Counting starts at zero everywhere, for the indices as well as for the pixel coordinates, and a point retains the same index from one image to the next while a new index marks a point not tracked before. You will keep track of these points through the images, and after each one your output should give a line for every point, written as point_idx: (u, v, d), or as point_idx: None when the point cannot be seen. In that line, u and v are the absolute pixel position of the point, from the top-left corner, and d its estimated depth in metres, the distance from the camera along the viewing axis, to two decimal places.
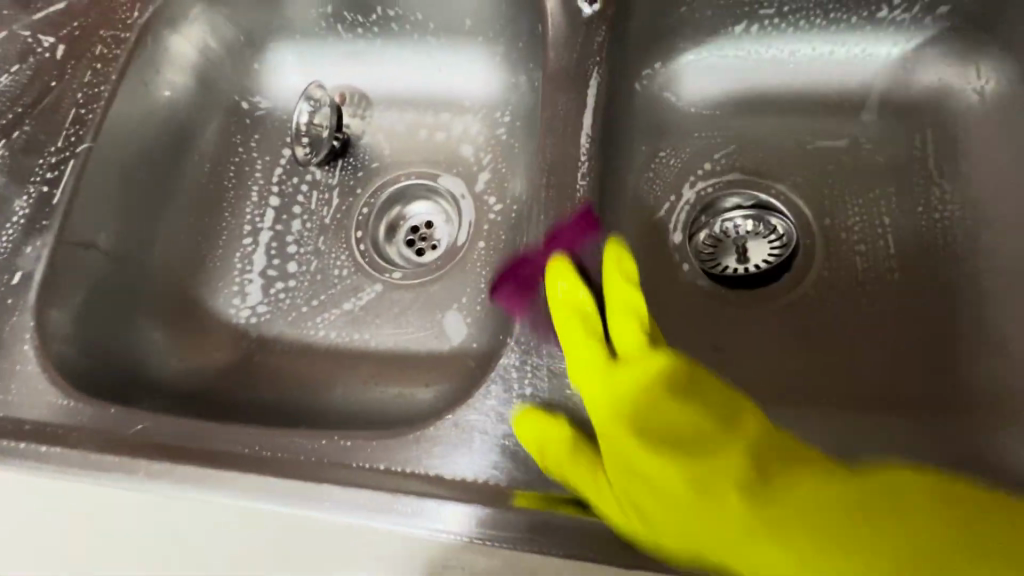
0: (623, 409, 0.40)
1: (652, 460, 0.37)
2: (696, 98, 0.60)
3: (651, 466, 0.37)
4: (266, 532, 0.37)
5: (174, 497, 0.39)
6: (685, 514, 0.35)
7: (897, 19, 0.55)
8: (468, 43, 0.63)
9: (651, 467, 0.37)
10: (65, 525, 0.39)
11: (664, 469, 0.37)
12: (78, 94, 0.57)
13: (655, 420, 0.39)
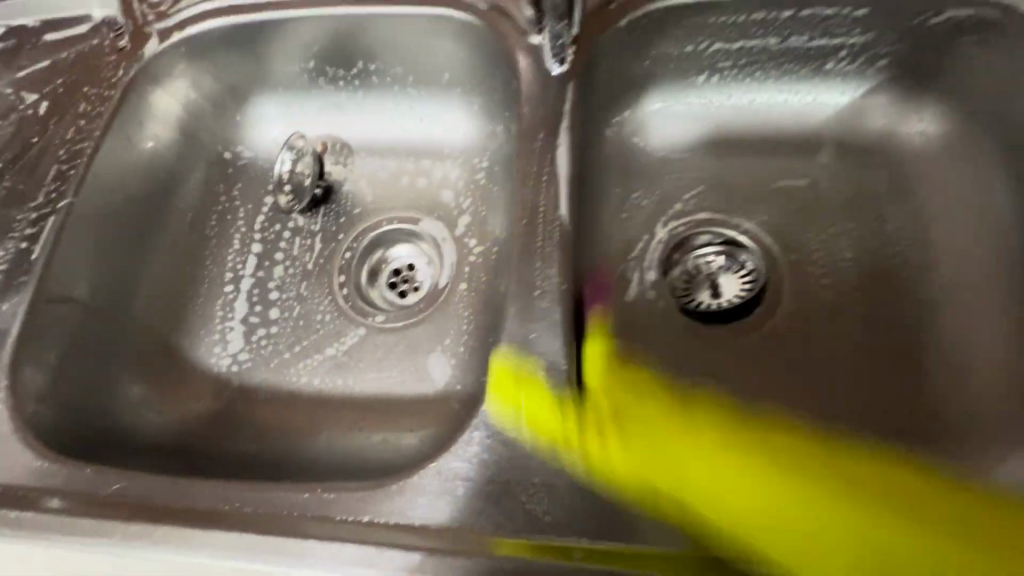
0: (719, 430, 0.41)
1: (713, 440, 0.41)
2: (663, 142, 0.63)
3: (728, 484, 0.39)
4: None
5: (155, 561, 0.38)
6: (800, 524, 0.37)
7: (844, 70, 0.59)
8: (445, 94, 0.65)
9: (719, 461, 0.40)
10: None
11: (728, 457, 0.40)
12: (61, 151, 0.57)
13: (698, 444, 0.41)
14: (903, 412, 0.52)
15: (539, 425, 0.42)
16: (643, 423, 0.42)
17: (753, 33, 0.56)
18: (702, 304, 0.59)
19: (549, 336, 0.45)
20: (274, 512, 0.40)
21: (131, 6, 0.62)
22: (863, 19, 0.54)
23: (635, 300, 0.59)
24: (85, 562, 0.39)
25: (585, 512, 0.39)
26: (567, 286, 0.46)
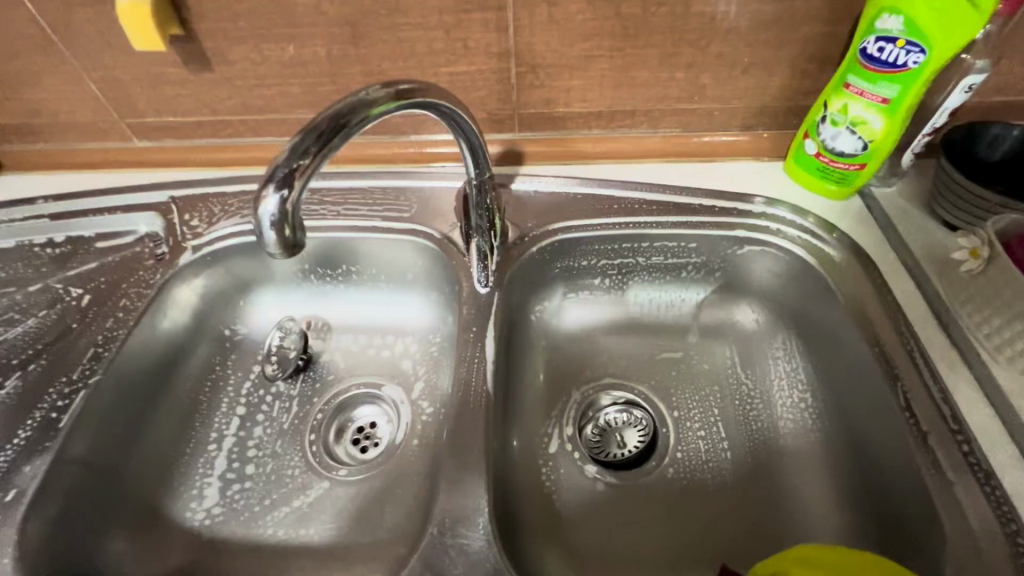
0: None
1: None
2: (571, 324, 0.83)
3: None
4: None
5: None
6: None
7: (694, 277, 0.82)
8: (409, 287, 0.86)
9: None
10: None
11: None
12: (98, 336, 0.72)
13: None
14: (754, 537, 0.66)
15: (464, 557, 0.53)
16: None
17: (626, 254, 0.80)
18: (610, 454, 0.74)
19: (476, 483, 0.57)
20: None
21: (173, 226, 0.83)
22: (695, 249, 0.78)
23: (555, 450, 0.73)
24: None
25: None
26: (490, 442, 0.60)
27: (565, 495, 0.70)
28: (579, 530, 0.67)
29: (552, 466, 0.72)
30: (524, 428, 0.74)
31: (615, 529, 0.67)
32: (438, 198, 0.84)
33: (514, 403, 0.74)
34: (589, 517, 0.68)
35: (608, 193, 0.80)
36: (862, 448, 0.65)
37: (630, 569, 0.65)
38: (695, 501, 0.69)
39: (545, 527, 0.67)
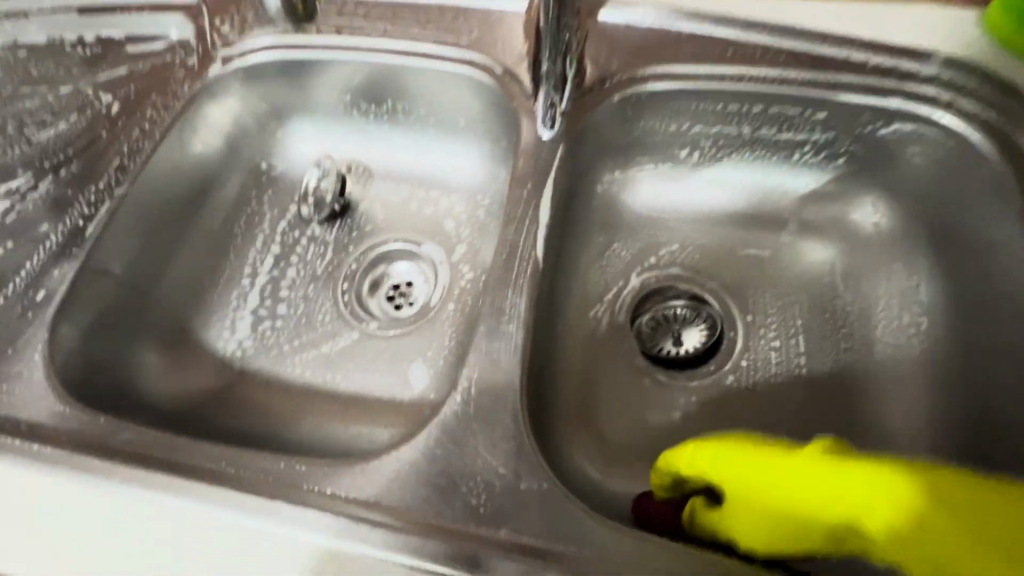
0: (840, 469, 0.43)
1: (832, 483, 0.43)
2: (645, 203, 0.71)
3: (826, 523, 0.43)
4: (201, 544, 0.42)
5: (151, 504, 0.44)
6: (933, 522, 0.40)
7: (809, 162, 0.66)
8: (461, 137, 0.75)
9: (819, 516, 0.43)
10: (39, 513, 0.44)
11: (838, 491, 0.42)
12: (124, 147, 0.66)
13: (807, 489, 0.43)
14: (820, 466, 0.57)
15: (492, 431, 0.46)
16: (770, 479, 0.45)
17: (730, 121, 0.64)
18: (665, 351, 0.65)
19: (508, 355, 0.49)
20: (253, 476, 0.45)
21: (203, 32, 0.73)
22: (824, 121, 0.61)
23: (604, 338, 0.65)
24: (88, 497, 0.44)
25: (521, 510, 0.43)
26: (533, 315, 0.51)
27: (607, 389, 0.63)
28: (617, 425, 0.61)
29: (597, 353, 0.64)
30: (571, 307, 0.65)
31: (656, 431, 0.61)
32: (505, 24, 0.68)
33: (565, 280, 0.65)
34: (630, 412, 0.61)
35: (723, 33, 0.62)
36: (984, 389, 0.54)
37: None
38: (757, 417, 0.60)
39: (582, 417, 0.61)
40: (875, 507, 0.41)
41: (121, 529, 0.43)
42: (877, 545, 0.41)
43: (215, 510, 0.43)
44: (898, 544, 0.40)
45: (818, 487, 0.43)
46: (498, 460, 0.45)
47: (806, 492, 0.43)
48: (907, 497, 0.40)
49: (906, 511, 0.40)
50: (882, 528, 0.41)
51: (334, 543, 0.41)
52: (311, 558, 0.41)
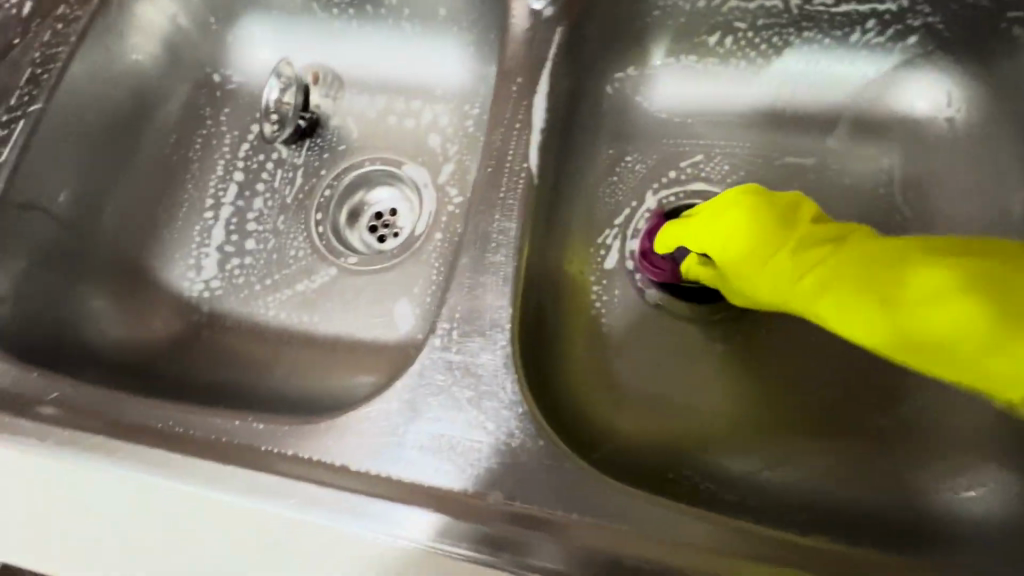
0: (876, 245, 0.40)
1: (864, 257, 0.40)
2: (665, 103, 0.59)
3: (849, 300, 0.39)
4: (143, 521, 0.36)
5: (82, 471, 0.37)
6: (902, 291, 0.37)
7: (870, 42, 0.54)
8: (443, 32, 0.63)
9: (843, 282, 0.39)
10: None
11: (865, 263, 0.39)
12: (36, 54, 0.55)
13: (832, 265, 0.41)
14: (869, 416, 0.49)
15: (480, 381, 0.38)
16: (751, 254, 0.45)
17: None
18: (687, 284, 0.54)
19: (498, 290, 0.40)
20: (205, 436, 0.39)
21: None
22: None
23: (614, 268, 0.56)
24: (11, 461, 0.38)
25: (513, 472, 0.36)
26: (527, 241, 0.43)
27: (616, 324, 0.54)
28: (635, 368, 0.53)
29: (605, 286, 0.56)
30: (575, 235, 0.56)
31: (673, 371, 0.52)
32: None
33: (568, 200, 0.55)
34: (645, 351, 0.53)
35: None
36: None
37: (695, 431, 0.50)
38: (795, 361, 0.52)
39: (592, 361, 0.52)
40: (873, 267, 0.39)
41: (52, 496, 0.37)
42: (902, 324, 0.37)
43: (159, 480, 0.36)
44: (926, 315, 0.36)
45: (845, 262, 0.40)
46: (488, 415, 0.38)
47: (832, 269, 0.41)
48: (877, 264, 0.39)
49: (873, 275, 0.39)
50: (908, 299, 0.37)
51: (292, 517, 0.35)
52: (267, 535, 0.34)
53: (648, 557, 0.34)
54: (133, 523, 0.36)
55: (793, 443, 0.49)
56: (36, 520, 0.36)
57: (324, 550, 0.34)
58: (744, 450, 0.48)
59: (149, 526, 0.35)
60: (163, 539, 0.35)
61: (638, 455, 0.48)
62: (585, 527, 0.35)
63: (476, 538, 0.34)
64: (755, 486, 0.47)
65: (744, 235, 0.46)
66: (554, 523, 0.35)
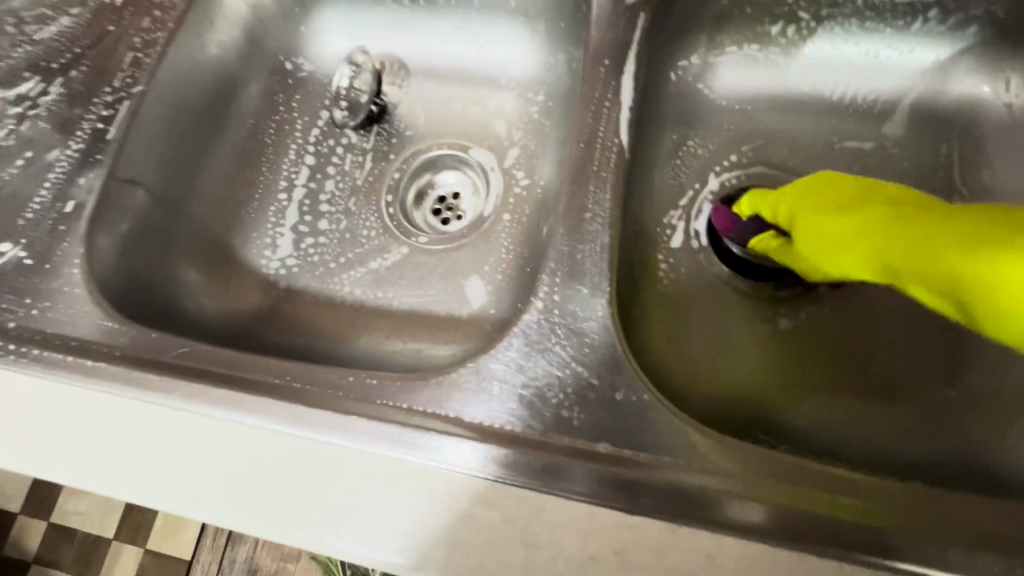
0: (897, 207, 0.41)
1: (906, 222, 0.39)
2: (728, 91, 0.62)
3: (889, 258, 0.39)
4: (273, 465, 0.40)
5: (162, 410, 0.42)
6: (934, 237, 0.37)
7: (931, 30, 0.56)
8: (511, 21, 0.65)
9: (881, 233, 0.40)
10: (107, 432, 0.42)
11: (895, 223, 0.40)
12: (135, 40, 0.59)
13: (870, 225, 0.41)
14: (933, 387, 0.51)
15: (580, 342, 0.41)
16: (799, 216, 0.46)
17: None
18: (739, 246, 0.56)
19: (595, 257, 0.43)
20: (318, 390, 0.41)
21: None
22: None
23: (680, 247, 0.58)
24: (98, 404, 0.43)
25: (615, 423, 0.39)
26: (617, 213, 0.45)
27: (683, 298, 0.56)
28: (704, 340, 0.55)
29: (673, 264, 0.58)
30: (645, 215, 0.58)
31: (734, 341, 0.55)
32: None
33: (639, 180, 0.57)
34: (713, 324, 0.55)
35: None
36: None
37: (763, 398, 0.52)
38: (859, 335, 0.54)
39: (663, 332, 0.54)
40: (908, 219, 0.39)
41: (136, 434, 0.42)
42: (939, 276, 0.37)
43: (286, 429, 0.40)
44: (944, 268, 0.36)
45: (883, 229, 0.40)
46: (589, 372, 0.40)
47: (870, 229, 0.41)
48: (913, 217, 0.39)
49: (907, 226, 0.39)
50: (933, 253, 0.37)
51: (412, 460, 0.38)
52: (392, 476, 0.38)
53: (755, 501, 0.36)
54: (263, 469, 0.40)
55: (862, 412, 0.50)
56: (177, 463, 0.41)
57: (442, 489, 0.38)
58: (813, 418, 0.50)
59: (279, 469, 0.40)
60: (296, 480, 0.39)
61: (716, 418, 0.50)
62: (695, 473, 0.37)
63: (580, 481, 0.37)
64: (824, 450, 0.49)
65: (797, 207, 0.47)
66: (657, 469, 0.37)
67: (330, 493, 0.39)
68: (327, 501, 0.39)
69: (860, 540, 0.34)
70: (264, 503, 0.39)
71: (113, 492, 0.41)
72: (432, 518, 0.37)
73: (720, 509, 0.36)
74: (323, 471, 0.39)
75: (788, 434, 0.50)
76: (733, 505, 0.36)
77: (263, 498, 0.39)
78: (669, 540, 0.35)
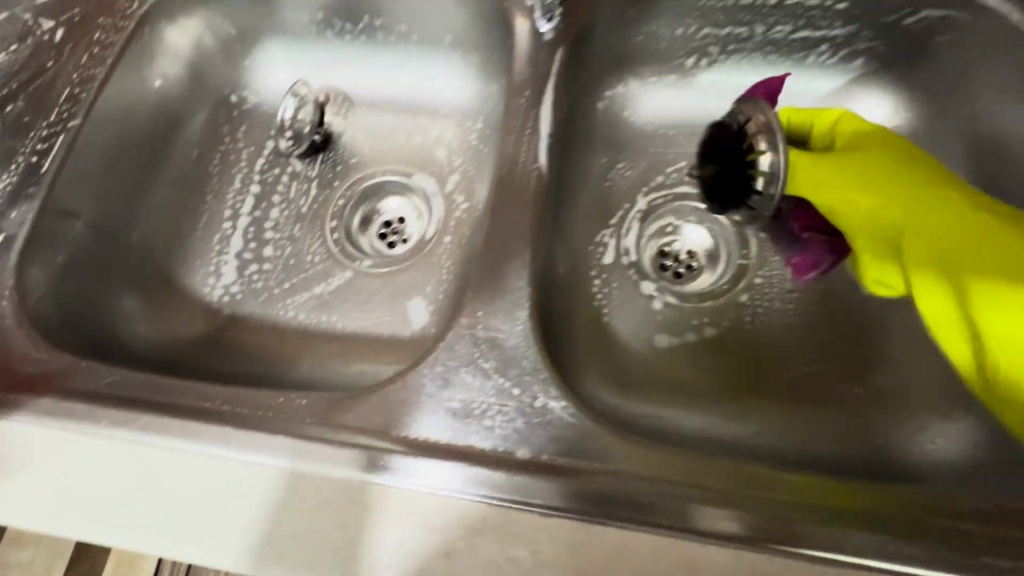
0: (952, 214, 0.49)
1: (958, 237, 0.48)
2: (649, 117, 0.66)
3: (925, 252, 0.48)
4: (201, 488, 0.40)
5: (118, 441, 0.42)
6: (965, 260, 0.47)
7: (824, 62, 0.62)
8: (448, 55, 0.69)
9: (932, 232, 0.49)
10: (31, 464, 0.42)
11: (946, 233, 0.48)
12: (74, 75, 0.60)
13: (925, 222, 0.49)
14: (844, 387, 0.55)
15: (503, 354, 0.43)
16: (862, 170, 0.53)
17: (741, 20, 0.60)
18: (753, 167, 0.54)
19: (517, 275, 0.46)
20: (250, 411, 0.42)
21: None
22: (845, 12, 0.57)
23: (611, 264, 0.62)
24: (21, 433, 0.43)
25: (536, 431, 0.41)
26: (539, 233, 0.48)
27: (617, 312, 0.59)
28: (634, 351, 0.58)
29: (605, 280, 0.61)
30: (577, 235, 0.61)
31: (666, 349, 0.58)
32: None
33: (568, 202, 0.61)
34: (642, 334, 0.59)
35: None
36: None
37: (691, 401, 0.55)
38: (776, 342, 0.57)
39: (595, 343, 0.57)
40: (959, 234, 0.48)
41: (60, 461, 0.42)
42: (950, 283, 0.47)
43: (214, 453, 0.41)
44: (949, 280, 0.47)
45: (932, 231, 0.49)
46: (510, 385, 0.42)
47: (923, 224, 0.49)
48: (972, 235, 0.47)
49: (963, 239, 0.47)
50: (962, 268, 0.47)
51: (340, 476, 0.39)
52: (321, 493, 0.39)
53: (664, 496, 0.38)
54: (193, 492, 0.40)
55: (781, 412, 0.54)
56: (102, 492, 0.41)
57: (371, 502, 0.39)
58: (735, 420, 0.53)
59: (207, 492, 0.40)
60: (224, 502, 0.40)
61: (648, 421, 0.53)
62: (612, 475, 0.39)
63: (504, 486, 0.39)
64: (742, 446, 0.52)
65: (862, 160, 0.53)
66: (575, 472, 0.39)
67: (260, 514, 0.39)
68: (257, 522, 0.39)
69: (759, 528, 0.37)
70: (190, 527, 0.39)
71: (36, 523, 0.41)
72: (361, 533, 0.38)
73: (631, 507, 0.38)
74: (252, 493, 0.40)
75: (712, 436, 0.52)
76: (641, 499, 0.38)
77: (199, 531, 0.39)
78: (585, 538, 0.37)
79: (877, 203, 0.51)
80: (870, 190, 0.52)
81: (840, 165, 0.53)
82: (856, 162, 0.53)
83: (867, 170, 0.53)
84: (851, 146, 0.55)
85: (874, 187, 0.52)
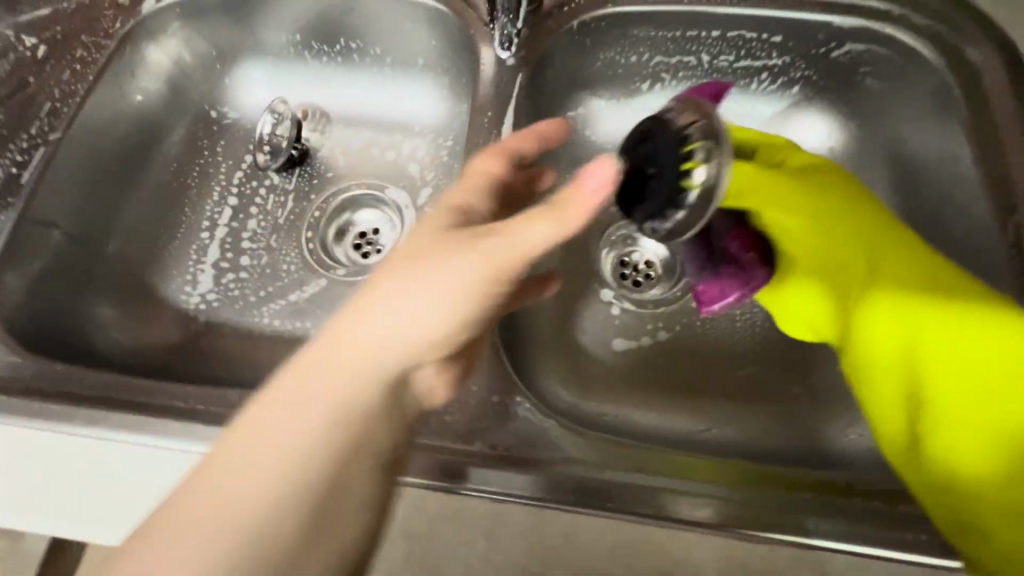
0: (904, 265, 0.48)
1: (907, 288, 0.47)
2: (610, 136, 0.70)
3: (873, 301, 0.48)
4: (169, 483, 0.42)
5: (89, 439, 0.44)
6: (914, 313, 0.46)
7: (766, 89, 0.67)
8: (420, 76, 0.73)
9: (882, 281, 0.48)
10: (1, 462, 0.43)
11: (895, 282, 0.47)
12: (55, 91, 0.64)
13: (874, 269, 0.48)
14: (786, 387, 0.59)
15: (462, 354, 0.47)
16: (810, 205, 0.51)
17: (689, 49, 0.65)
18: (688, 157, 0.45)
19: None
20: (224, 409, 0.45)
21: None
22: (780, 44, 0.63)
23: (573, 273, 0.65)
24: None
25: (489, 421, 0.45)
26: None
27: (577, 319, 0.63)
28: (594, 356, 0.61)
29: (567, 288, 0.65)
30: None
31: (625, 353, 0.62)
32: None
33: None
34: (602, 339, 0.62)
35: None
36: None
37: (644, 401, 0.59)
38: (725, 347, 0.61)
39: (554, 347, 0.61)
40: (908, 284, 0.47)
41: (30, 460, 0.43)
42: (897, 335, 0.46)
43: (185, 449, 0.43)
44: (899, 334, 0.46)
45: (884, 279, 0.48)
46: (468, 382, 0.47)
47: (875, 272, 0.48)
48: (920, 287, 0.47)
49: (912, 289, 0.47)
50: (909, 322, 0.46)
51: None
52: None
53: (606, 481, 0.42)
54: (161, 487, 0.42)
55: (727, 410, 0.58)
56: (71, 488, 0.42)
57: None
58: (683, 417, 0.57)
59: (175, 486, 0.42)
60: None
61: (603, 420, 0.57)
62: (561, 464, 0.43)
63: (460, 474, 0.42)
64: (685, 438, 0.56)
65: (811, 194, 0.52)
66: (527, 460, 0.44)
67: None
68: None
69: (688, 507, 0.41)
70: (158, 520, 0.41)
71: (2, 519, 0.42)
72: None
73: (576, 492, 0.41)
74: None
75: (662, 433, 0.56)
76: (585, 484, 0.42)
77: None
78: (535, 522, 0.40)
79: (827, 246, 0.50)
80: (824, 232, 0.51)
81: (792, 197, 0.52)
82: (807, 196, 0.52)
83: (818, 205, 0.51)
84: (803, 177, 0.53)
85: (826, 228, 0.51)
